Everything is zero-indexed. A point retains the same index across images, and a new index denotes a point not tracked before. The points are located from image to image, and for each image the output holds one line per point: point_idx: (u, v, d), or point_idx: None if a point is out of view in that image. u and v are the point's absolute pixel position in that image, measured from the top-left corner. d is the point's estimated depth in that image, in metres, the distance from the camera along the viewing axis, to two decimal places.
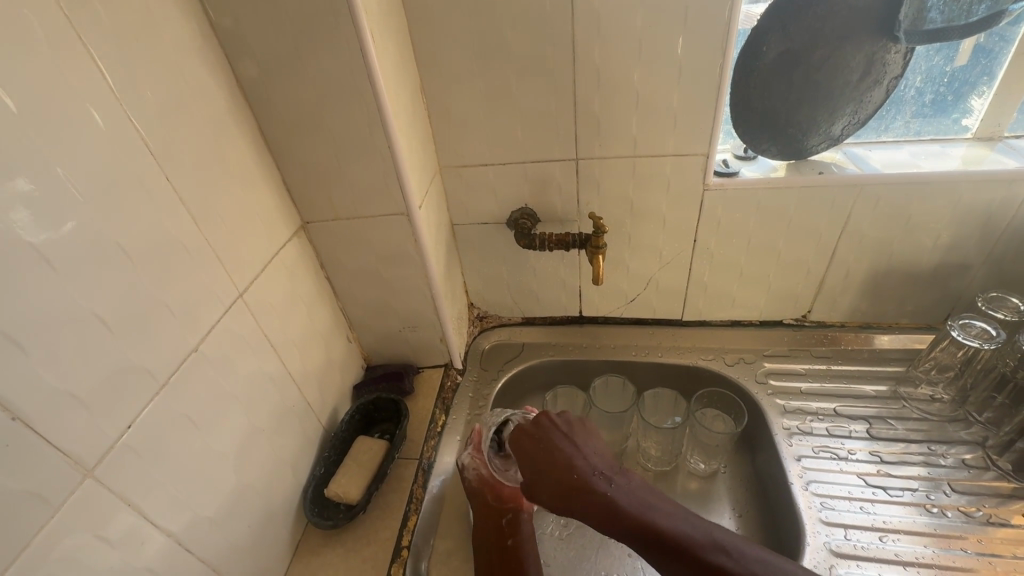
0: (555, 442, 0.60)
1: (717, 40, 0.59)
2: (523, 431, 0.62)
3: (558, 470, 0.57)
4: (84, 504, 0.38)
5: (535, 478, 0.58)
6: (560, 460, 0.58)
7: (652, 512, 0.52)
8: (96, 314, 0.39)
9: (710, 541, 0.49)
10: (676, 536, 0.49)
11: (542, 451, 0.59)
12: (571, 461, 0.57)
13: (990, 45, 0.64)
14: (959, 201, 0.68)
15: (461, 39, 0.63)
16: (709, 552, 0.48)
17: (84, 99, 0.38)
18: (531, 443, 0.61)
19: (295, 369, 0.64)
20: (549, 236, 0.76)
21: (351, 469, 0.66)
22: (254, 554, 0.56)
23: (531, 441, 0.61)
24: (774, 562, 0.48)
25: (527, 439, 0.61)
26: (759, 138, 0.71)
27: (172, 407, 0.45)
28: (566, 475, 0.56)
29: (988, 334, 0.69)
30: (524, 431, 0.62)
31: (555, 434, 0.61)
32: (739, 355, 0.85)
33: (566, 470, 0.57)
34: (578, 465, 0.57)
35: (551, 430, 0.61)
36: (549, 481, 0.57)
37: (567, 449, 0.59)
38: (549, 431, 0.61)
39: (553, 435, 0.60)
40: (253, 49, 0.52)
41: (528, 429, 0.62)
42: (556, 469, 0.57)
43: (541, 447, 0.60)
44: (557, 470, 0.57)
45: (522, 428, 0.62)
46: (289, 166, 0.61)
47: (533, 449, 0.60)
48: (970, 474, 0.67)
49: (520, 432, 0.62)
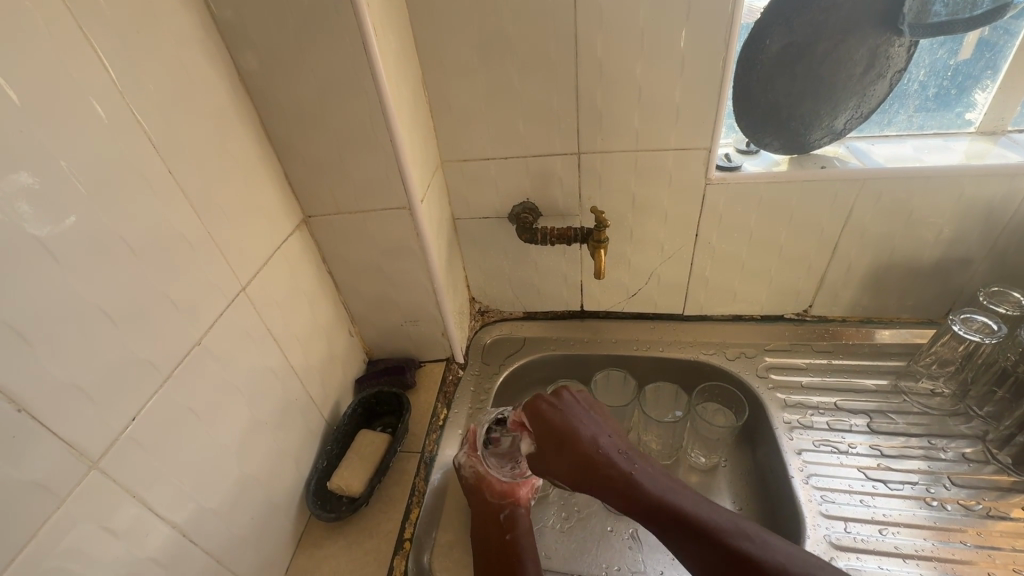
0: (577, 417, 0.61)
1: (720, 32, 0.59)
2: (544, 402, 0.63)
3: (579, 444, 0.58)
4: (88, 496, 0.38)
5: (555, 451, 0.59)
6: (582, 435, 0.59)
7: (670, 494, 0.53)
8: (100, 305, 0.39)
9: (728, 525, 0.49)
10: (693, 516, 0.50)
11: (563, 422, 0.60)
12: (592, 437, 0.59)
13: (993, 38, 0.63)
14: (961, 196, 0.68)
15: (463, 31, 0.62)
16: (728, 535, 0.48)
17: (85, 91, 0.38)
18: (552, 413, 0.61)
19: (297, 362, 0.64)
20: (550, 230, 0.75)
21: (353, 462, 0.67)
22: (258, 546, 0.57)
23: (553, 411, 0.62)
24: (792, 547, 0.48)
25: (548, 409, 0.62)
26: (762, 131, 0.70)
27: (174, 400, 0.45)
28: (588, 449, 0.57)
29: (990, 329, 0.70)
30: (545, 401, 0.63)
31: (577, 410, 0.62)
32: (740, 349, 0.85)
33: (587, 444, 0.58)
34: (600, 440, 0.59)
35: (573, 405, 0.63)
36: (570, 452, 0.58)
37: (589, 427, 0.60)
38: (572, 405, 0.63)
39: (575, 410, 0.62)
40: (254, 42, 0.52)
41: (549, 401, 0.63)
42: (577, 443, 0.58)
43: (563, 419, 0.61)
44: (578, 444, 0.58)
45: (543, 399, 0.63)
46: (291, 159, 0.61)
47: (553, 419, 0.61)
48: (970, 468, 0.67)
49: (542, 401, 0.63)
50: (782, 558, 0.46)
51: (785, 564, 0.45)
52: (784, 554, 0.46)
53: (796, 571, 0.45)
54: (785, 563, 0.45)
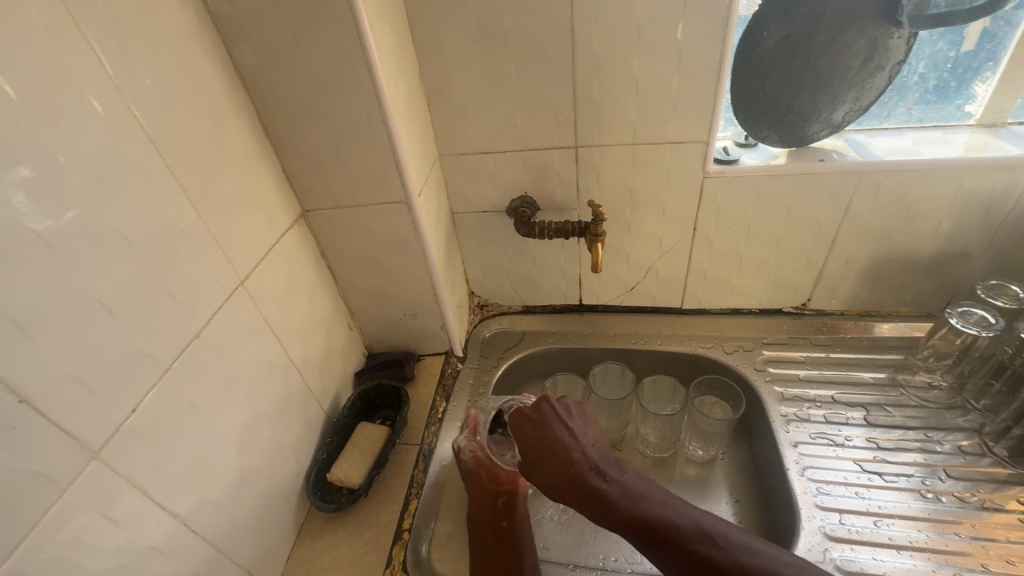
0: (554, 430, 0.60)
1: (718, 24, 0.59)
2: (523, 416, 0.62)
3: (554, 459, 0.57)
4: (91, 485, 0.39)
5: (530, 466, 0.58)
6: (557, 449, 0.58)
7: (645, 504, 0.52)
8: (98, 297, 0.39)
9: (700, 532, 0.50)
10: (668, 528, 0.50)
11: (541, 437, 0.59)
12: (568, 450, 0.58)
13: (995, 29, 0.63)
14: (960, 189, 0.67)
15: (460, 25, 0.62)
16: (701, 545, 0.49)
17: (83, 86, 0.38)
18: (530, 428, 0.61)
19: (297, 355, 0.65)
20: (548, 224, 0.76)
21: (352, 454, 0.68)
22: (258, 536, 0.57)
23: (531, 427, 0.61)
24: (766, 550, 0.49)
25: (527, 424, 0.61)
26: (760, 123, 0.70)
27: (175, 392, 0.46)
28: (563, 464, 0.56)
29: (987, 323, 0.69)
30: (525, 417, 0.62)
31: (554, 422, 0.61)
32: (738, 343, 0.85)
33: (563, 458, 0.57)
34: (575, 453, 0.57)
35: (551, 417, 0.61)
36: (545, 466, 0.57)
37: (564, 438, 0.59)
38: (549, 417, 0.61)
39: (552, 423, 0.60)
40: (251, 36, 0.52)
41: (529, 415, 0.62)
42: (554, 458, 0.57)
43: (539, 433, 0.60)
44: (554, 460, 0.57)
45: (522, 415, 0.63)
46: (289, 154, 0.61)
47: (531, 434, 0.60)
48: (966, 461, 0.68)
49: (521, 417, 0.62)
50: (754, 569, 0.47)
51: (757, 574, 0.47)
52: (754, 560, 0.48)
53: None
54: (753, 570, 0.47)
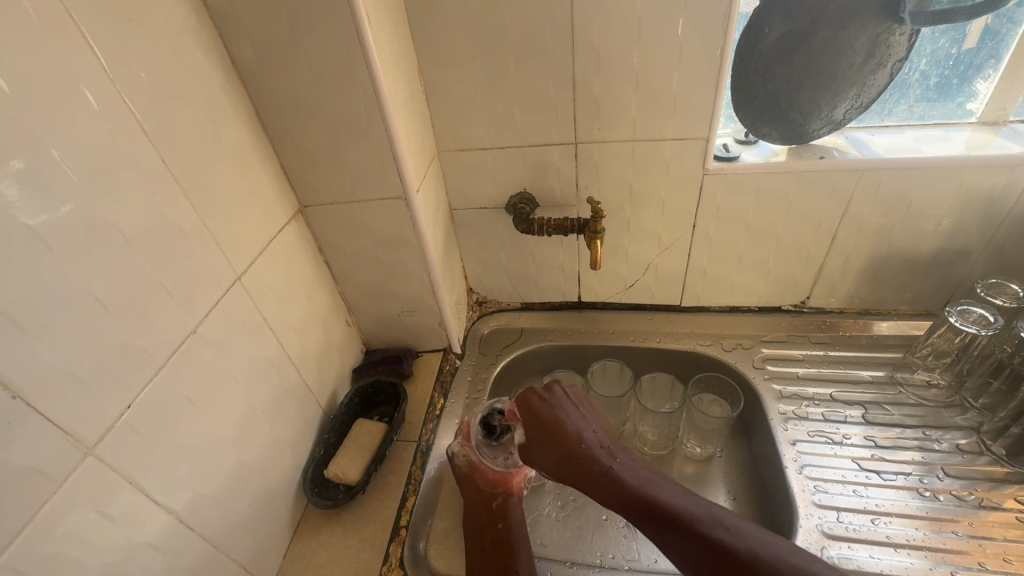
0: (564, 412, 0.62)
1: (718, 22, 0.58)
2: (535, 395, 0.64)
3: (564, 438, 0.58)
4: (86, 480, 0.38)
5: (540, 443, 0.60)
6: (567, 428, 0.59)
7: (648, 485, 0.53)
8: (91, 292, 0.39)
9: (706, 516, 0.50)
10: (671, 508, 0.50)
11: (552, 417, 0.61)
12: (576, 430, 0.59)
13: (998, 27, 0.63)
14: (961, 186, 0.67)
15: (459, 20, 0.62)
16: (704, 525, 0.49)
17: (77, 80, 0.38)
18: (541, 406, 0.62)
19: (294, 352, 0.65)
20: (548, 221, 0.75)
21: (350, 450, 0.68)
22: (256, 532, 0.57)
23: (542, 405, 0.62)
24: (771, 540, 0.48)
25: (538, 403, 0.63)
26: (760, 121, 0.70)
27: (170, 388, 0.46)
28: (572, 443, 0.58)
29: (986, 321, 0.69)
30: (536, 394, 0.64)
31: (565, 406, 0.62)
32: (738, 340, 0.85)
33: (571, 435, 0.59)
34: (584, 434, 0.59)
35: (562, 400, 0.63)
36: (554, 445, 0.59)
37: (574, 420, 0.61)
38: (561, 401, 0.63)
39: (563, 405, 0.62)
40: (248, 30, 0.51)
41: (539, 393, 0.64)
42: (563, 437, 0.59)
43: (551, 412, 0.61)
44: (563, 437, 0.59)
45: (534, 394, 0.64)
46: (287, 149, 0.61)
47: (542, 412, 0.62)
48: (964, 459, 0.68)
49: (531, 394, 0.64)
50: (757, 549, 0.46)
51: (761, 556, 0.46)
52: (758, 542, 0.47)
53: (768, 560, 0.45)
54: (761, 554, 0.46)
